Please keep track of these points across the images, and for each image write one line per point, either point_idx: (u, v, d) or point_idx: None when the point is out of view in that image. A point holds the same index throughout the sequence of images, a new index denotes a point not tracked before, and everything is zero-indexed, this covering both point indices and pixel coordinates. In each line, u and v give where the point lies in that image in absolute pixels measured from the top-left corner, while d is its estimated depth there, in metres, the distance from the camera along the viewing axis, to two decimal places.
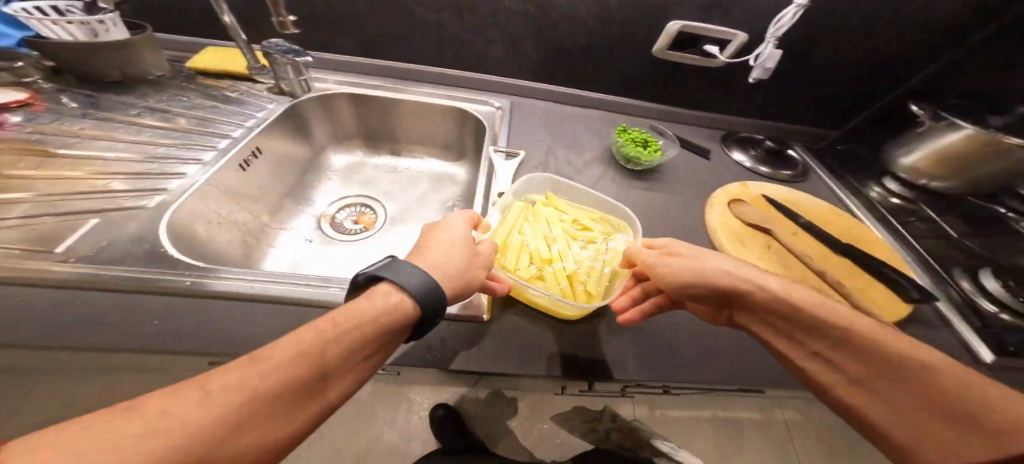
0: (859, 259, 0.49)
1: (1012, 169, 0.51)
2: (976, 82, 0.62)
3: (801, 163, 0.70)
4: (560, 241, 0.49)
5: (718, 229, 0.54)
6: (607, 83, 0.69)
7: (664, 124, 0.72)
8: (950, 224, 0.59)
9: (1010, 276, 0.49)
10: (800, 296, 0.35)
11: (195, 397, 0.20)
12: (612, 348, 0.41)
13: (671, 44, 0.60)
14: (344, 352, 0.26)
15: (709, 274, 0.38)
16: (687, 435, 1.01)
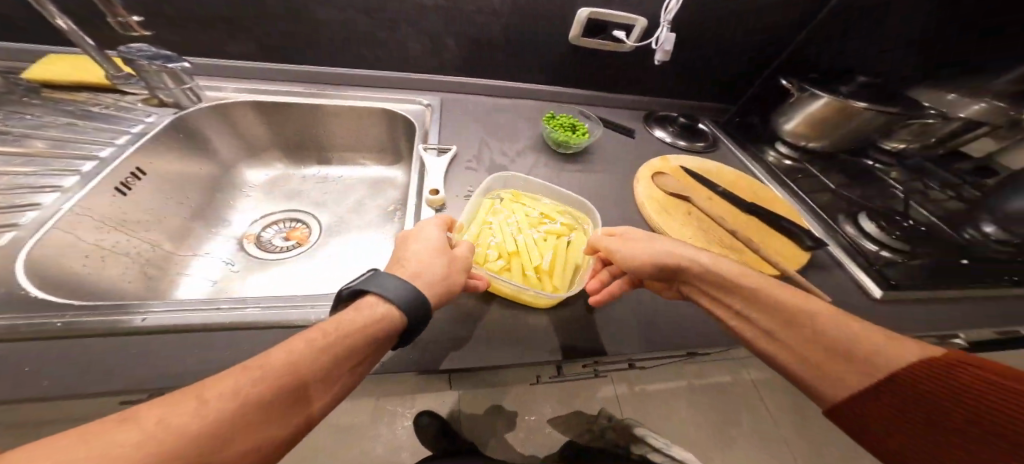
0: (763, 216, 0.60)
1: (862, 128, 0.61)
2: (847, 49, 0.71)
3: (712, 135, 0.81)
4: (528, 232, 0.49)
5: (645, 202, 0.62)
6: (533, 74, 0.72)
7: (592, 108, 0.79)
8: (833, 177, 0.72)
9: (881, 218, 0.60)
10: (721, 271, 0.38)
11: (191, 406, 0.20)
12: (572, 332, 0.42)
13: (584, 31, 0.64)
14: (335, 360, 0.26)
15: (656, 255, 0.40)
16: (667, 407, 1.14)
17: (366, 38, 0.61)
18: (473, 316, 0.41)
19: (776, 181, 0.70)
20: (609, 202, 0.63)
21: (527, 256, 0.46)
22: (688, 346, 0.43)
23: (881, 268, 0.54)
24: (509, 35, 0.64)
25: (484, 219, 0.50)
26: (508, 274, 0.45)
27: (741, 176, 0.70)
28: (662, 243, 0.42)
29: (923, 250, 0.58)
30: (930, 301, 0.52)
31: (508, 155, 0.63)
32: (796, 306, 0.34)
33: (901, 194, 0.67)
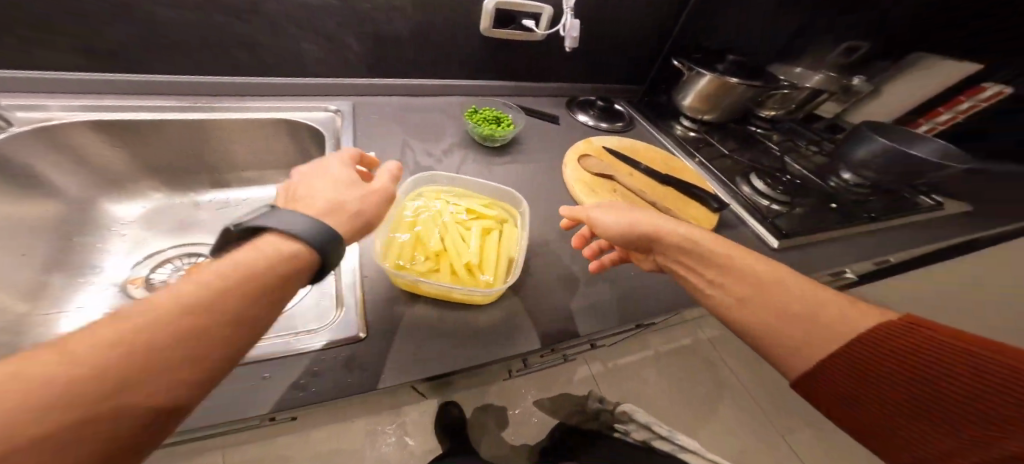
0: (675, 184, 0.68)
1: (739, 98, 0.79)
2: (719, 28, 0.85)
3: (627, 116, 0.92)
4: (455, 229, 0.48)
5: (574, 184, 0.65)
6: (450, 69, 0.73)
7: (515, 99, 0.83)
8: (726, 144, 0.86)
9: (766, 177, 0.73)
10: (698, 243, 0.38)
11: (34, 372, 0.15)
12: (520, 318, 0.46)
13: (493, 22, 0.69)
14: (241, 296, 0.22)
15: (637, 226, 0.41)
16: (642, 375, 1.22)
17: (254, 41, 0.57)
18: (420, 323, 0.42)
19: (686, 152, 0.82)
20: (539, 187, 0.65)
21: (456, 254, 0.45)
22: (621, 317, 0.49)
23: (776, 220, 0.64)
24: (413, 29, 0.64)
25: (407, 221, 0.48)
26: (437, 275, 0.43)
27: (656, 151, 0.78)
28: (641, 214, 0.42)
29: (804, 201, 0.70)
30: (814, 243, 0.64)
31: (434, 154, 0.62)
32: (750, 270, 0.35)
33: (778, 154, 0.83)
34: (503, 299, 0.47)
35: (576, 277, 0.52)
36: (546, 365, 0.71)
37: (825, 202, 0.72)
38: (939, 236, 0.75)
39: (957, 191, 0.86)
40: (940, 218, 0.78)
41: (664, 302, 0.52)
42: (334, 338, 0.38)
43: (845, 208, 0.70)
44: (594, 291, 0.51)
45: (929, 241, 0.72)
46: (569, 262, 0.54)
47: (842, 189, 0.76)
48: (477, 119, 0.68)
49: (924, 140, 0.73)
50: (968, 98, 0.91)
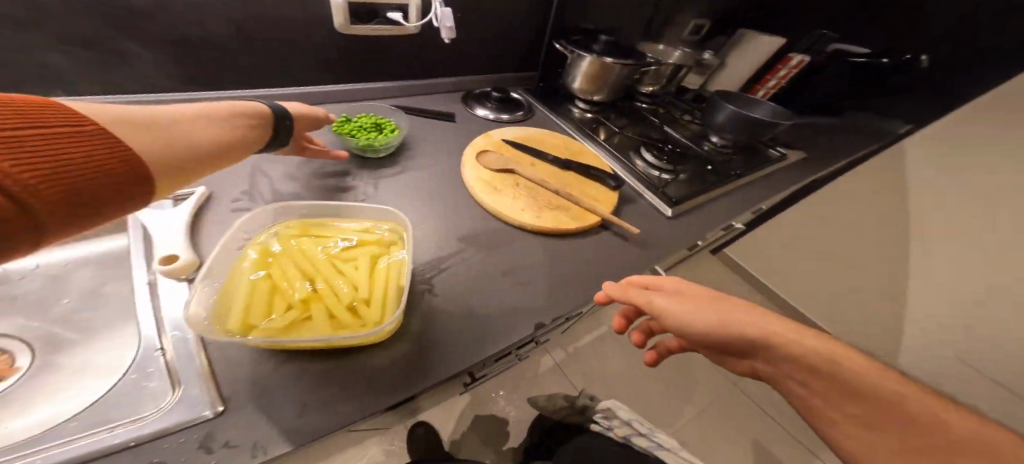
0: (576, 169, 0.69)
1: (619, 77, 0.84)
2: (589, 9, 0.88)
3: (526, 103, 0.90)
4: (329, 267, 0.39)
5: (473, 184, 0.61)
6: (312, 73, 0.65)
7: (401, 100, 0.76)
8: (617, 122, 0.92)
9: (653, 150, 0.80)
10: (777, 333, 0.38)
11: (181, 126, 0.29)
12: (429, 341, 0.41)
13: (349, 18, 0.61)
14: (246, 127, 0.37)
15: (730, 330, 0.39)
16: (597, 348, 1.41)
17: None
18: (300, 377, 0.35)
19: (582, 134, 0.84)
20: (432, 194, 0.59)
21: (329, 298, 0.36)
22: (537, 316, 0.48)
23: (665, 190, 0.71)
24: (239, 32, 0.54)
25: (260, 267, 0.37)
26: (307, 327, 0.34)
27: (555, 136, 0.78)
28: (720, 310, 0.40)
29: (684, 168, 0.79)
30: (696, 205, 0.72)
31: (298, 177, 0.52)
32: (839, 367, 0.36)
33: (660, 128, 0.92)
34: (403, 328, 0.42)
35: (484, 285, 0.50)
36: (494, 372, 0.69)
37: (701, 167, 0.81)
38: (788, 181, 0.88)
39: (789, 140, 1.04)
40: (788, 165, 0.92)
41: (574, 293, 0.52)
42: (177, 420, 0.30)
43: (716, 169, 0.81)
44: (502, 298, 0.49)
45: (784, 186, 0.86)
46: (475, 270, 0.51)
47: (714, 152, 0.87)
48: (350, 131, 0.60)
49: (761, 102, 0.87)
50: (783, 66, 1.15)
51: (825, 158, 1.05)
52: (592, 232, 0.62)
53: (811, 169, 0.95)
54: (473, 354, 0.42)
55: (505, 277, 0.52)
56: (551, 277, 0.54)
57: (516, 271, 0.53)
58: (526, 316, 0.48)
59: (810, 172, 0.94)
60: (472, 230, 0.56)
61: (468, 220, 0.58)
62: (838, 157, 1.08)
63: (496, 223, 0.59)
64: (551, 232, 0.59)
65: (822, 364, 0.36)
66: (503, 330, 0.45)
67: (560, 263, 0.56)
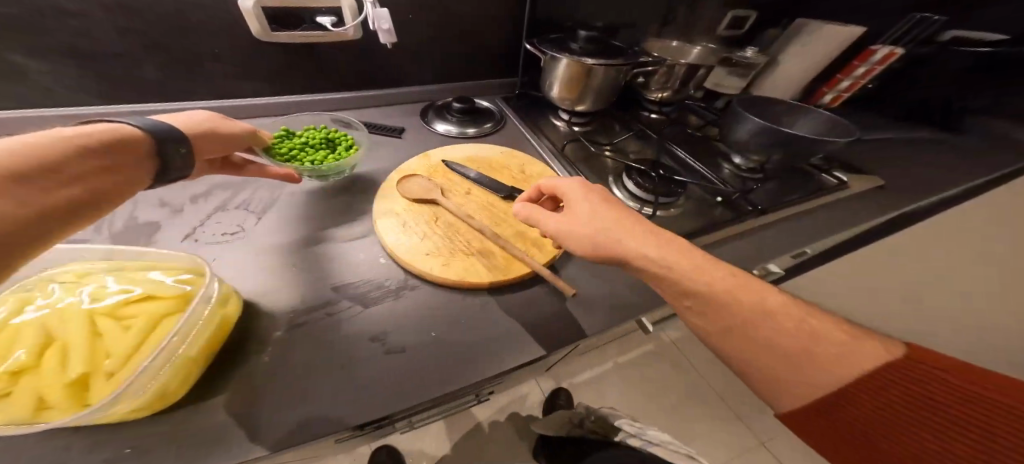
0: (519, 200, 0.55)
1: (603, 83, 0.69)
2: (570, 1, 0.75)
3: (497, 114, 0.78)
4: (85, 321, 0.29)
5: (378, 214, 0.50)
6: (239, 81, 0.62)
7: (347, 113, 0.72)
8: (606, 137, 0.75)
9: (639, 176, 0.61)
10: (626, 247, 0.37)
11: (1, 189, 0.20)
12: (224, 422, 0.30)
13: (269, 23, 0.56)
14: (108, 159, 0.28)
15: (593, 245, 0.38)
16: (602, 389, 1.20)
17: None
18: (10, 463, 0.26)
19: (553, 152, 0.69)
20: (327, 225, 0.50)
21: (52, 366, 0.26)
22: (397, 395, 0.35)
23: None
24: (150, 46, 0.53)
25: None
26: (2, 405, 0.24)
27: (513, 155, 0.65)
28: (602, 223, 0.39)
29: (682, 197, 0.60)
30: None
31: (170, 202, 0.46)
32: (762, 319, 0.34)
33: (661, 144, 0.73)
34: (192, 403, 0.31)
35: (339, 350, 0.38)
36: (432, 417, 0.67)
37: (707, 197, 0.61)
38: (845, 220, 0.63)
39: (856, 161, 0.77)
40: (849, 197, 0.66)
41: (466, 363, 0.38)
42: None
43: (729, 201, 0.60)
44: (354, 371, 0.36)
45: (841, 222, 0.61)
46: (336, 327, 0.39)
47: (732, 177, 0.66)
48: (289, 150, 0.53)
49: (809, 112, 0.62)
50: (862, 63, 0.88)
51: (912, 187, 0.75)
52: (521, 285, 0.48)
53: (888, 203, 0.67)
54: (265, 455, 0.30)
55: (373, 340, 0.39)
56: (438, 345, 0.40)
57: (394, 331, 0.40)
58: (375, 403, 0.34)
59: (887, 207, 0.66)
60: (356, 273, 0.45)
61: (360, 258, 0.47)
62: (934, 185, 0.77)
63: (393, 265, 0.47)
64: (458, 285, 0.46)
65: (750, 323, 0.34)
66: (330, 421, 0.32)
67: (464, 321, 0.43)
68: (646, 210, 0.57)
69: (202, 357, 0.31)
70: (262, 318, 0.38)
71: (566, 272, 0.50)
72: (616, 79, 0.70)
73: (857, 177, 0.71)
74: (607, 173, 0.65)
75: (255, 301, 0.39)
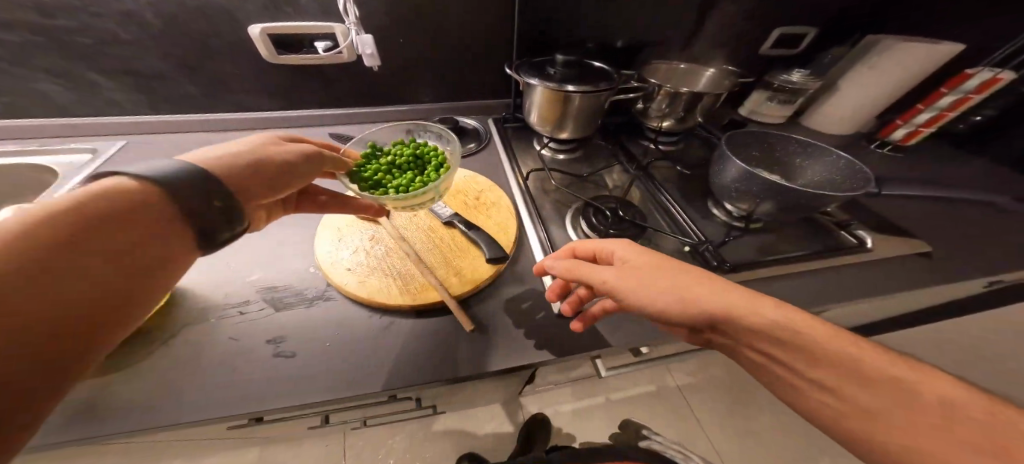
0: (456, 225, 0.55)
1: (584, 108, 0.65)
2: (568, 23, 0.72)
3: (483, 135, 0.79)
4: None
5: (321, 226, 0.54)
6: (255, 96, 0.72)
7: (343, 127, 0.78)
8: (588, 167, 0.72)
9: (598, 213, 0.58)
10: (720, 301, 0.32)
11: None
12: (105, 398, 0.35)
13: (276, 48, 0.65)
14: (114, 240, 0.23)
15: (692, 302, 0.33)
16: (584, 423, 1.13)
17: (17, 81, 0.60)
18: None
19: (519, 178, 0.67)
20: (278, 229, 0.55)
21: None
22: (267, 395, 0.37)
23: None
24: (187, 65, 0.65)
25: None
26: None
27: (475, 179, 0.65)
28: (684, 275, 0.35)
29: (642, 241, 0.55)
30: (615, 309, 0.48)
31: None
32: (843, 354, 0.30)
33: (647, 181, 0.67)
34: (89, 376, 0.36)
35: (234, 346, 0.41)
36: (380, 418, 0.72)
37: (675, 246, 0.55)
38: (858, 289, 0.51)
39: (902, 218, 0.62)
40: (868, 264, 0.54)
41: (340, 379, 0.39)
42: None
43: (697, 251, 0.53)
44: (238, 367, 0.39)
45: (845, 293, 0.50)
46: (241, 325, 0.43)
47: (718, 226, 0.59)
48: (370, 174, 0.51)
49: (825, 153, 0.54)
50: (949, 90, 0.70)
51: (992, 259, 0.58)
52: (428, 312, 0.47)
53: (927, 275, 0.54)
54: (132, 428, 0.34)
55: (269, 342, 0.42)
56: (325, 357, 0.41)
57: (291, 337, 0.43)
58: (241, 403, 0.37)
59: (924, 281, 0.53)
60: (281, 279, 0.49)
61: (291, 265, 0.50)
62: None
63: (318, 275, 0.50)
64: (364, 302, 0.46)
65: (832, 358, 0.30)
66: (200, 409, 0.36)
67: (358, 337, 0.44)
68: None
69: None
70: (186, 308, 0.43)
71: (484, 306, 0.48)
72: (599, 104, 0.65)
73: (891, 239, 0.58)
74: (568, 208, 0.62)
75: (189, 292, 0.45)
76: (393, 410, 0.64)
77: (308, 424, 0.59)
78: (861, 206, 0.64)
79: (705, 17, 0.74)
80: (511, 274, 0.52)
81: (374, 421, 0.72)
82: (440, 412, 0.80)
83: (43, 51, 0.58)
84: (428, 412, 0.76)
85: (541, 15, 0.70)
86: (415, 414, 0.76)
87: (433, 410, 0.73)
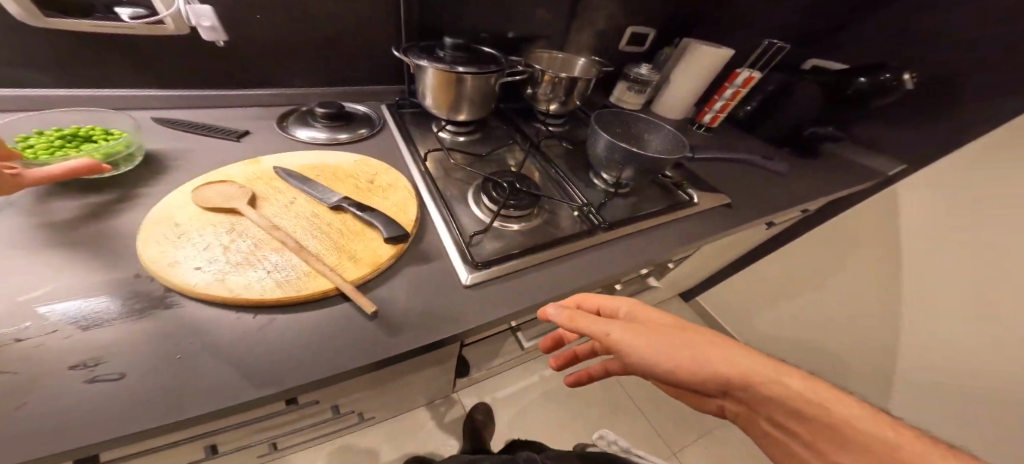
0: (347, 208, 0.50)
1: (476, 91, 0.68)
2: (453, 12, 0.74)
3: (375, 120, 0.74)
4: None
5: (150, 224, 0.41)
6: (27, 70, 0.52)
7: (183, 112, 0.62)
8: (487, 149, 0.75)
9: (497, 188, 0.60)
10: (737, 364, 0.31)
11: None
12: None
13: (41, 9, 0.46)
14: None
15: (701, 361, 0.31)
16: (518, 409, 1.16)
17: None
18: None
19: (417, 161, 0.65)
20: (82, 231, 0.41)
21: None
22: (85, 429, 0.27)
23: (476, 246, 0.53)
24: None
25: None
26: None
27: (368, 164, 0.61)
28: (693, 339, 0.33)
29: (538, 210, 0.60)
30: (517, 271, 0.51)
31: None
32: (883, 441, 0.26)
33: (541, 159, 0.74)
34: None
35: (6, 382, 0.29)
36: (295, 438, 0.60)
37: (568, 212, 0.63)
38: (697, 233, 0.66)
39: (720, 181, 0.84)
40: (701, 214, 0.71)
41: (207, 388, 0.32)
42: None
43: (584, 214, 0.62)
44: (19, 407, 0.28)
45: (689, 236, 0.65)
46: (22, 353, 0.30)
47: (601, 193, 0.69)
48: (49, 154, 0.43)
49: (659, 128, 0.68)
50: (730, 84, 0.98)
51: (771, 205, 0.81)
52: (320, 304, 0.41)
53: (737, 218, 0.73)
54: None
55: (75, 367, 0.30)
56: (178, 370, 0.32)
57: (117, 355, 0.32)
58: (26, 450, 0.26)
59: (736, 223, 0.72)
60: (90, 288, 0.36)
61: (108, 272, 0.38)
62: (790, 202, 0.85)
63: (152, 281, 0.38)
64: (231, 303, 0.38)
65: (852, 435, 0.27)
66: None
67: (228, 342, 0.36)
68: (495, 225, 0.57)
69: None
70: None
71: (388, 287, 0.45)
72: (488, 87, 0.68)
73: (711, 195, 0.75)
74: (469, 186, 0.64)
75: None
76: (307, 425, 0.54)
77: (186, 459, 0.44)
78: (693, 174, 0.82)
79: (573, 18, 0.86)
80: (416, 252, 0.50)
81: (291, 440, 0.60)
82: (371, 418, 0.71)
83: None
84: (354, 421, 0.68)
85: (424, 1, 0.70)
86: (338, 427, 0.66)
87: (360, 416, 0.65)
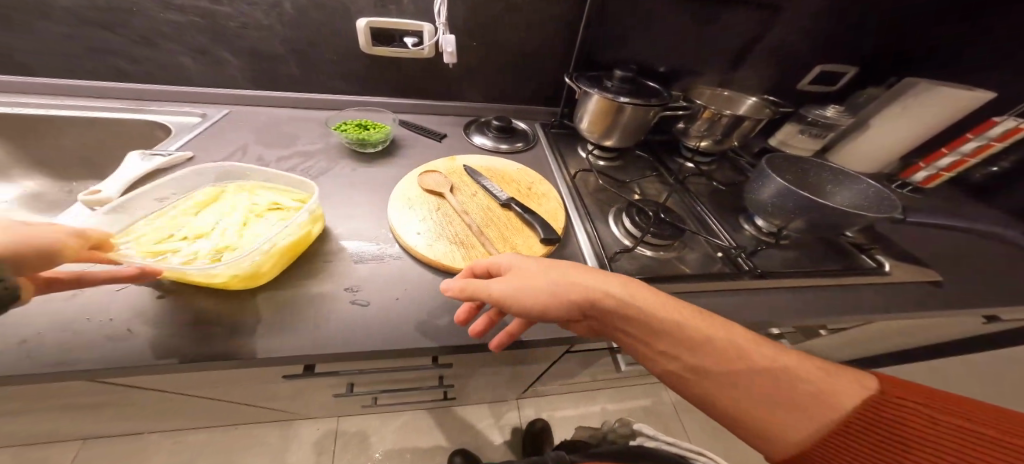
0: (514, 208, 0.60)
1: (635, 121, 0.72)
2: (630, 42, 0.79)
3: (532, 136, 0.86)
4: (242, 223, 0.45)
5: (391, 197, 0.59)
6: (334, 82, 0.78)
7: (406, 115, 0.84)
8: (629, 176, 0.79)
9: (638, 214, 0.63)
10: (589, 287, 0.38)
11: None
12: (217, 324, 0.40)
13: (373, 40, 0.71)
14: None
15: (566, 295, 0.37)
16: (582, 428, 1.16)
17: (138, 48, 0.65)
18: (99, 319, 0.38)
19: (565, 177, 0.74)
20: (352, 196, 0.60)
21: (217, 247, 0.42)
22: (356, 332, 0.42)
23: (615, 263, 0.57)
24: (286, 51, 0.71)
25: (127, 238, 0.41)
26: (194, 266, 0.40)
27: (527, 174, 0.71)
28: (554, 275, 0.38)
29: (680, 244, 0.61)
30: None
31: (261, 159, 0.63)
32: (681, 328, 0.37)
33: (684, 192, 0.74)
34: (207, 311, 0.40)
35: (318, 289, 0.46)
36: (392, 400, 0.76)
37: (707, 250, 0.62)
38: (879, 306, 0.56)
39: (922, 251, 0.67)
40: (889, 286, 0.59)
41: (416, 325, 0.45)
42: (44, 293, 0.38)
43: (730, 257, 0.59)
44: (318, 310, 0.43)
45: (865, 306, 0.55)
46: (326, 270, 0.48)
47: (749, 238, 0.65)
48: (355, 132, 0.67)
49: (855, 179, 0.60)
50: (976, 136, 0.80)
51: (1002, 294, 0.62)
52: None
53: (947, 302, 0.58)
54: (228, 354, 0.38)
55: (346, 289, 0.46)
56: (396, 308, 0.46)
57: (366, 286, 0.48)
58: (330, 337, 0.41)
59: (942, 306, 0.57)
60: (356, 236, 0.54)
61: (366, 227, 0.56)
62: None
63: (390, 237, 0.55)
64: (433, 264, 0.52)
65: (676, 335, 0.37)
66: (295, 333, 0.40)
67: (430, 295, 0.49)
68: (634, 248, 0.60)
69: (286, 258, 0.44)
70: None
71: None
72: (645, 119, 0.72)
73: (905, 266, 0.62)
74: (609, 207, 0.69)
75: None
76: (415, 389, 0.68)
77: (334, 390, 0.62)
78: (881, 236, 0.69)
79: (758, 46, 0.81)
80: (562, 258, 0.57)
81: (386, 400, 0.76)
82: (450, 400, 0.84)
83: (181, 27, 0.64)
84: (438, 397, 0.80)
85: (607, 34, 0.78)
86: (426, 398, 0.80)
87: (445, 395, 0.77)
